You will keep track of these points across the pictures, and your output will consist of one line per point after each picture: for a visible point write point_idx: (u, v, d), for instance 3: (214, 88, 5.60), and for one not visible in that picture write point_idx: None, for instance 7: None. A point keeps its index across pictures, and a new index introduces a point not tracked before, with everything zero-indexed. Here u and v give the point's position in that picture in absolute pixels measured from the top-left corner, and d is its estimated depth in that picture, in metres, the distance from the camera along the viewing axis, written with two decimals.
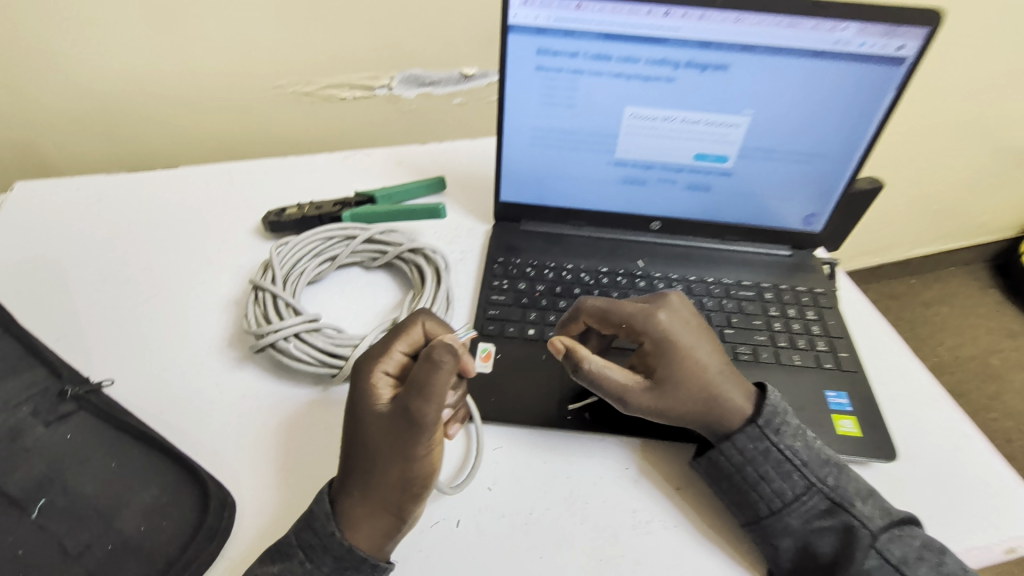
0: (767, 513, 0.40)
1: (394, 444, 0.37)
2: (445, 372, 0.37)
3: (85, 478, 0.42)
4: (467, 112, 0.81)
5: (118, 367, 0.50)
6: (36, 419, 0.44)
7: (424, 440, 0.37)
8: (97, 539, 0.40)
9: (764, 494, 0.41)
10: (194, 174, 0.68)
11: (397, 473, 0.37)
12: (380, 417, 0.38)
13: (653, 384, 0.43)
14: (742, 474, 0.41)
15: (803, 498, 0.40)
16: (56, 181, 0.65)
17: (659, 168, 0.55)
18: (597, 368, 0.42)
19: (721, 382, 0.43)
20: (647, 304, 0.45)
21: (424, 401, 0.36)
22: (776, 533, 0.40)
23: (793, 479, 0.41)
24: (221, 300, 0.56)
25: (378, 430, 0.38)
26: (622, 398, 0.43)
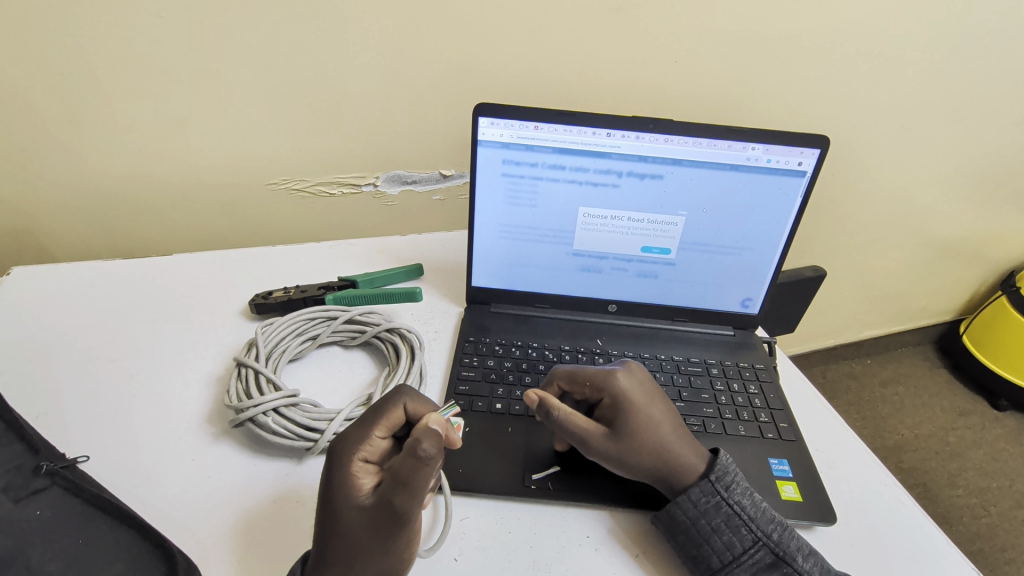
0: (719, 566, 0.43)
1: (377, 534, 0.39)
2: (430, 470, 0.39)
3: (50, 557, 0.42)
4: (445, 206, 0.90)
5: (95, 443, 0.51)
6: (5, 496, 0.43)
7: (407, 530, 0.39)
8: None
9: (717, 547, 0.44)
10: (188, 259, 0.72)
11: (376, 561, 0.39)
12: (361, 507, 0.40)
13: (611, 432, 0.48)
14: (697, 527, 0.44)
15: (750, 552, 0.43)
16: (53, 266, 0.69)
17: (611, 258, 0.63)
18: (563, 414, 0.48)
19: (672, 438, 0.47)
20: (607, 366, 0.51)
21: (412, 497, 0.39)
22: None
23: (742, 533, 0.44)
24: (205, 377, 0.57)
25: (362, 519, 0.39)
26: (584, 441, 0.47)
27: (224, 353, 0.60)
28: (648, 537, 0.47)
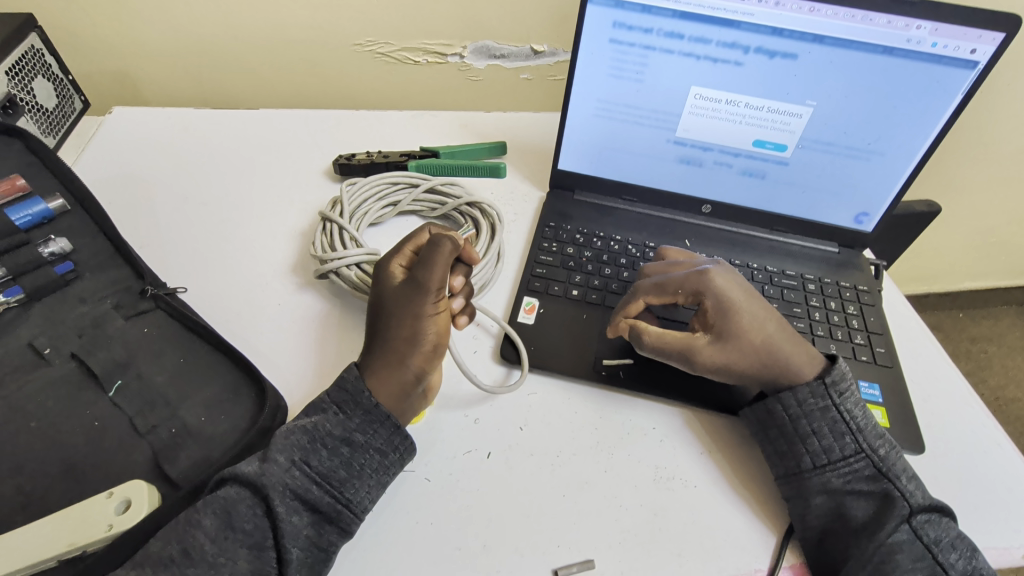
0: (810, 467, 0.43)
1: (403, 306, 0.40)
2: (445, 245, 0.40)
3: (156, 370, 0.45)
4: (531, 87, 0.84)
5: (192, 278, 0.53)
6: (119, 312, 0.48)
7: (430, 302, 0.40)
8: (163, 422, 0.42)
9: (812, 448, 0.43)
10: (272, 115, 0.71)
11: (402, 330, 0.39)
12: (393, 287, 0.41)
13: (715, 340, 0.46)
14: (796, 425, 0.44)
15: (849, 460, 0.42)
16: (148, 110, 0.70)
17: (716, 151, 0.57)
18: (660, 334, 0.46)
19: (779, 336, 0.45)
20: (695, 269, 0.48)
21: (428, 265, 0.39)
22: (813, 488, 0.42)
23: (844, 440, 0.43)
24: (291, 230, 0.59)
25: (390, 298, 0.40)
26: (689, 356, 0.45)
27: (308, 209, 0.61)
28: (715, 437, 0.47)
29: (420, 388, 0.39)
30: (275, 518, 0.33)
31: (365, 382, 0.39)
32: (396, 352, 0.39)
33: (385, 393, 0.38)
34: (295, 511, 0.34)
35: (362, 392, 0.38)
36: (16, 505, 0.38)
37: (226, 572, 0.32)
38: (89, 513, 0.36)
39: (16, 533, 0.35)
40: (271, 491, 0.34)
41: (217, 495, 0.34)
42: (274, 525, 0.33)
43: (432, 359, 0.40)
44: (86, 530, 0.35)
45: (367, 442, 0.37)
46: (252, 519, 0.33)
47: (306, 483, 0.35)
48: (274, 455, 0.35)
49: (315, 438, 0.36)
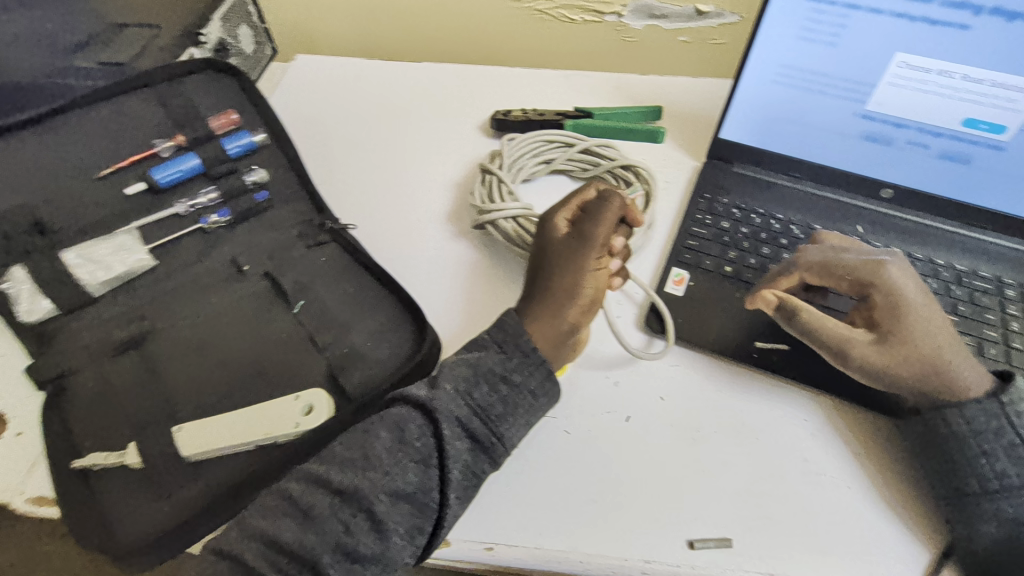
0: (977, 491, 0.38)
1: (569, 257, 0.41)
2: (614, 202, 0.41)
3: (331, 295, 0.50)
4: (688, 51, 0.79)
5: (360, 217, 0.58)
6: (302, 241, 0.54)
7: (594, 256, 0.41)
8: (336, 342, 0.47)
9: (981, 471, 0.38)
10: (433, 68, 0.74)
11: (564, 280, 0.40)
12: (556, 238, 0.42)
13: (877, 339, 0.42)
14: (962, 444, 0.39)
15: None
16: (325, 58, 0.76)
17: (913, 128, 0.50)
18: (816, 317, 0.43)
19: (953, 351, 0.41)
20: (870, 256, 0.45)
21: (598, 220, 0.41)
22: (981, 515, 0.38)
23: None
24: (447, 180, 0.61)
25: (554, 248, 0.42)
26: (844, 350, 0.42)
27: (464, 161, 0.63)
28: (874, 438, 0.44)
29: (573, 339, 0.40)
30: (441, 439, 0.36)
31: (525, 327, 0.39)
32: (558, 303, 0.40)
33: (543, 340, 0.39)
34: (458, 436, 0.36)
35: (522, 335, 0.39)
36: (221, 394, 0.44)
37: (399, 480, 0.34)
38: (281, 410, 0.42)
39: (225, 418, 0.41)
40: (439, 415, 0.36)
41: (390, 412, 0.37)
42: (439, 445, 0.36)
43: (588, 313, 0.41)
44: (279, 424, 0.41)
45: (523, 382, 0.38)
46: (421, 436, 0.36)
47: (469, 411, 0.37)
48: (442, 382, 0.37)
49: (478, 372, 0.38)
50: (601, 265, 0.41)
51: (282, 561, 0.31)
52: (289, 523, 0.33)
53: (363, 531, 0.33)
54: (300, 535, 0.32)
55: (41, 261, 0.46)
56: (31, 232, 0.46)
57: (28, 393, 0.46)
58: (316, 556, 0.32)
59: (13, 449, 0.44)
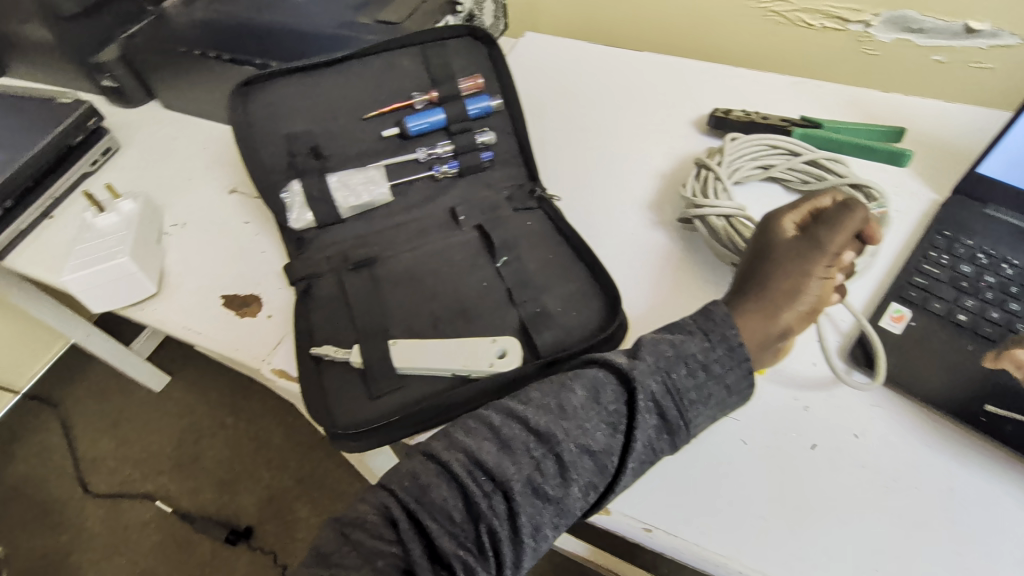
0: None
1: (795, 260, 0.40)
2: (858, 214, 0.40)
3: (531, 258, 0.54)
4: (943, 72, 0.70)
5: (565, 190, 0.60)
6: (511, 203, 0.57)
7: (823, 264, 0.40)
8: (530, 300, 0.50)
9: None
10: (654, 61, 0.74)
11: (787, 280, 0.40)
12: (784, 237, 0.41)
13: None
14: None
15: None
16: (550, 39, 0.79)
17: None
18: None
19: None
20: None
21: (837, 229, 0.40)
22: None
23: None
24: (653, 170, 0.61)
25: (780, 247, 0.41)
26: None
27: (672, 154, 0.63)
28: None
29: (781, 342, 0.40)
30: (635, 409, 0.36)
31: (736, 321, 0.39)
32: (775, 302, 0.40)
33: (752, 336, 0.39)
34: (651, 410, 0.37)
35: (732, 329, 0.39)
36: (429, 323, 0.50)
37: (589, 434, 0.36)
38: (478, 349, 0.46)
39: (431, 343, 0.46)
40: (638, 385, 0.37)
41: (589, 371, 0.38)
42: (631, 414, 0.37)
43: (803, 320, 0.40)
44: (475, 359, 0.45)
45: (722, 375, 0.38)
46: (616, 401, 0.37)
47: (667, 390, 0.37)
48: (642, 354, 0.38)
49: (681, 355, 0.38)
50: (829, 275, 0.40)
51: (479, 476, 0.35)
52: (489, 444, 0.36)
53: (550, 471, 0.35)
54: (498, 457, 0.35)
55: (311, 178, 0.54)
56: (309, 154, 0.55)
57: (280, 287, 0.56)
58: (509, 480, 0.34)
59: (265, 328, 0.53)
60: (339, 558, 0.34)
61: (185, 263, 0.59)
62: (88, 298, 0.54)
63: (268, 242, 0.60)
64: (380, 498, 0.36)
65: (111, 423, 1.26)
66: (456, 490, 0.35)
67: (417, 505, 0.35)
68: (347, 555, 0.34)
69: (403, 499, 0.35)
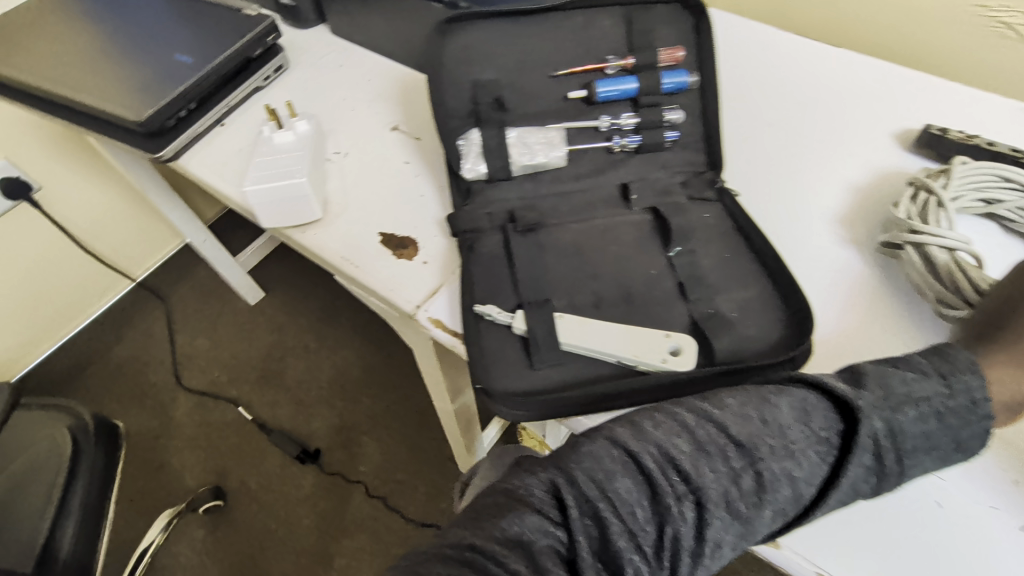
0: None
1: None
2: None
3: (707, 254, 0.49)
4: None
5: (745, 187, 0.56)
6: (687, 190, 0.53)
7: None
8: (704, 300, 0.47)
9: None
10: (854, 58, 0.64)
11: None
12: None
13: None
14: None
15: None
16: (736, 19, 0.70)
17: None
18: None
19: None
20: None
21: None
22: None
23: None
24: (847, 181, 0.55)
25: None
26: None
27: (871, 167, 0.56)
28: None
29: None
30: (851, 443, 0.33)
31: (983, 369, 0.36)
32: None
33: (998, 393, 0.35)
34: (869, 449, 0.33)
35: (976, 381, 0.35)
36: (591, 303, 0.47)
37: (796, 459, 0.33)
38: (649, 341, 0.44)
39: (600, 325, 0.44)
40: (862, 419, 0.33)
41: (798, 390, 0.35)
42: (845, 447, 0.33)
43: None
44: (645, 352, 0.43)
45: (954, 427, 0.34)
46: (829, 430, 0.34)
47: (891, 431, 0.33)
48: (870, 385, 0.34)
49: (913, 396, 0.34)
50: None
51: (672, 476, 0.33)
52: (684, 444, 0.34)
53: (747, 488, 0.33)
54: (695, 461, 0.33)
55: (492, 130, 0.52)
56: (492, 105, 0.53)
57: (438, 234, 0.55)
58: (704, 487, 0.33)
59: (419, 273, 0.52)
60: (500, 528, 0.32)
61: (346, 192, 0.59)
62: (260, 211, 0.55)
63: (426, 186, 0.59)
64: (551, 475, 0.34)
65: (206, 325, 1.29)
66: (642, 486, 0.33)
67: (598, 492, 0.33)
68: (509, 525, 0.32)
69: (582, 482, 0.33)
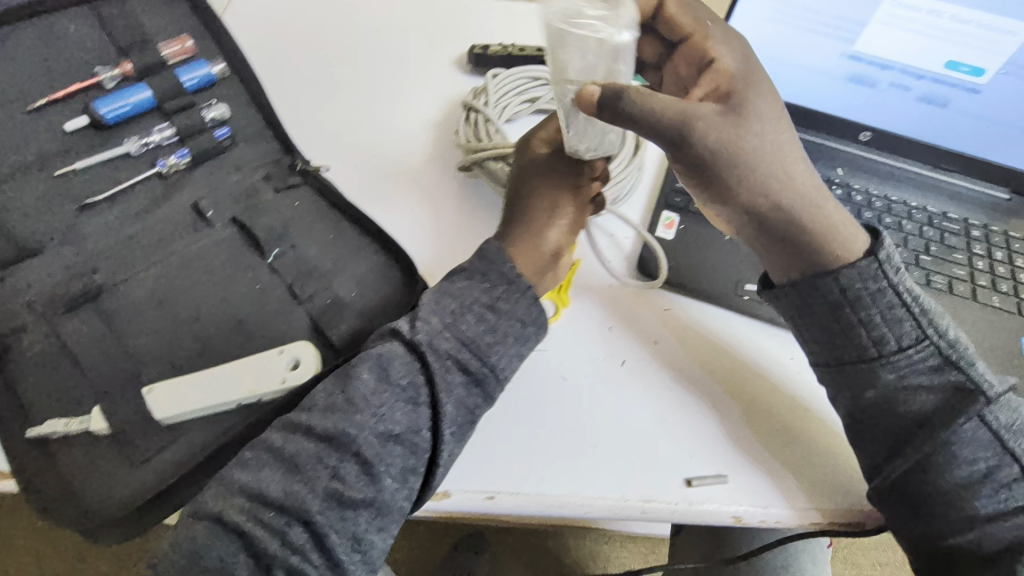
0: (875, 354, 0.39)
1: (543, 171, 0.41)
2: None
3: (310, 241, 0.47)
4: None
5: (332, 157, 0.53)
6: (270, 184, 0.49)
7: (571, 169, 0.41)
8: (319, 293, 0.44)
9: (875, 335, 0.39)
10: None
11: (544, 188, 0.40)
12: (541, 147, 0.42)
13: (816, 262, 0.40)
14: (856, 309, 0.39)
15: (915, 347, 0.39)
16: None
17: (897, 70, 0.50)
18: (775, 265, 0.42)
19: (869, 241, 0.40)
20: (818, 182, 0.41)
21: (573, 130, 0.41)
22: (875, 372, 0.39)
23: (907, 326, 0.39)
24: (425, 119, 0.57)
25: (531, 166, 0.41)
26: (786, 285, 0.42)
27: (442, 98, 0.59)
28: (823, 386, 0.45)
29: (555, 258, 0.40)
30: (429, 375, 0.34)
31: (511, 253, 0.39)
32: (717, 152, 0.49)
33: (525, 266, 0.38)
34: (452, 371, 0.35)
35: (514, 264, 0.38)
36: (195, 351, 0.41)
37: (389, 419, 0.33)
38: (263, 366, 0.39)
39: (200, 376, 0.38)
40: (425, 348, 0.34)
41: (373, 350, 0.35)
42: (429, 381, 0.34)
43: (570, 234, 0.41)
44: (262, 381, 0.39)
45: (512, 310, 0.37)
46: (408, 376, 0.34)
47: (460, 346, 0.35)
48: (426, 317, 0.35)
49: (465, 301, 0.36)
50: (582, 179, 0.41)
51: (267, 512, 0.30)
52: (272, 472, 0.31)
53: (348, 475, 0.31)
54: (285, 483, 0.31)
55: None
56: None
57: None
58: (304, 502, 0.31)
59: None
60: None
61: None
62: None
63: None
64: None
65: None
66: (241, 540, 0.30)
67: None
68: None
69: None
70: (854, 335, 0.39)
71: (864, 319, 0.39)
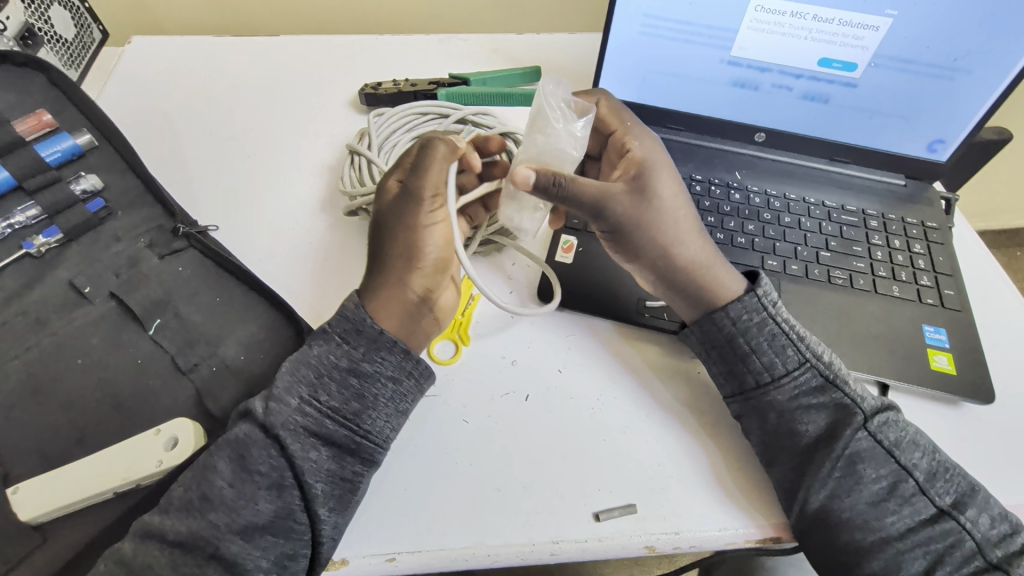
0: (754, 385, 0.40)
1: (396, 217, 0.41)
2: (437, 160, 0.41)
3: (193, 307, 0.45)
4: (571, 9, 0.75)
5: (222, 216, 0.52)
6: (152, 251, 0.47)
7: (424, 211, 0.41)
8: (204, 361, 0.43)
9: (755, 367, 0.40)
10: (296, 42, 0.67)
11: (401, 235, 0.41)
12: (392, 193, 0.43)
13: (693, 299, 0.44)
14: (732, 345, 0.41)
15: (793, 373, 0.40)
16: (167, 41, 0.67)
17: (776, 72, 0.51)
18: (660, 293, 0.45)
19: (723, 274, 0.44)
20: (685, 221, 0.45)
21: (421, 172, 0.41)
22: (762, 404, 0.40)
23: (786, 354, 0.40)
24: (318, 164, 0.56)
25: (387, 212, 0.42)
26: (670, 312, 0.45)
27: (335, 141, 0.58)
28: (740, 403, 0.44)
29: (416, 308, 0.41)
30: (288, 456, 0.36)
31: (372, 309, 0.40)
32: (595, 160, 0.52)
33: (387, 322, 0.40)
34: (308, 447, 0.36)
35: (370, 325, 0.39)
36: (71, 440, 0.39)
37: (247, 512, 0.34)
38: (139, 449, 0.37)
39: (72, 469, 0.36)
40: (278, 430, 0.36)
41: (231, 436, 0.36)
42: (287, 463, 0.36)
43: (432, 277, 0.42)
44: (138, 466, 0.37)
45: (378, 371, 0.38)
46: (263, 462, 0.35)
47: (313, 421, 0.37)
48: (281, 396, 0.37)
49: (321, 372, 0.38)
50: (437, 217, 0.41)
51: None
52: None
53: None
54: None
55: None
56: None
57: None
58: None
59: None
60: None
61: None
62: None
63: None
64: None
65: None
66: None
67: None
68: None
69: None
70: (747, 364, 0.41)
71: (754, 347, 0.41)
